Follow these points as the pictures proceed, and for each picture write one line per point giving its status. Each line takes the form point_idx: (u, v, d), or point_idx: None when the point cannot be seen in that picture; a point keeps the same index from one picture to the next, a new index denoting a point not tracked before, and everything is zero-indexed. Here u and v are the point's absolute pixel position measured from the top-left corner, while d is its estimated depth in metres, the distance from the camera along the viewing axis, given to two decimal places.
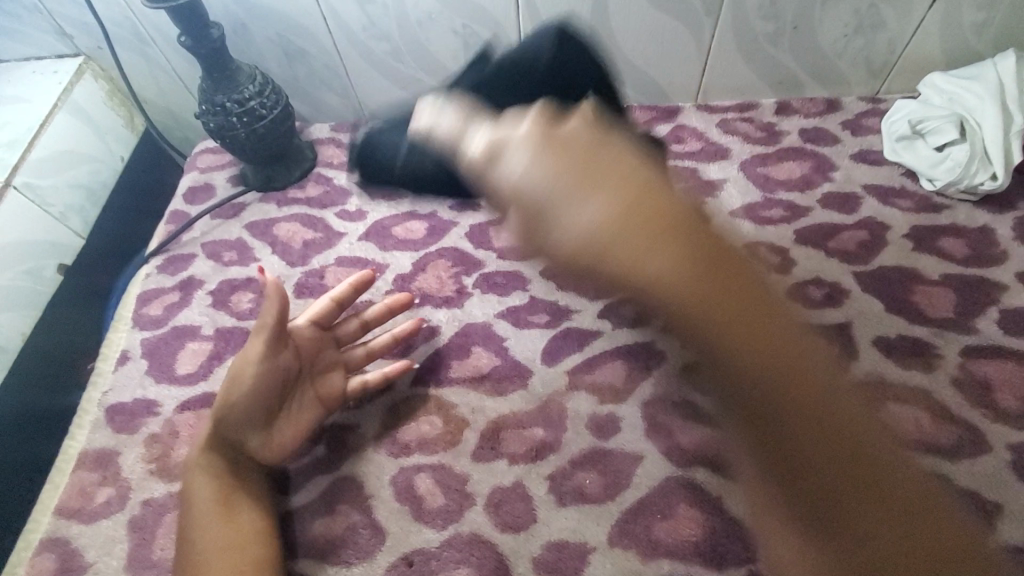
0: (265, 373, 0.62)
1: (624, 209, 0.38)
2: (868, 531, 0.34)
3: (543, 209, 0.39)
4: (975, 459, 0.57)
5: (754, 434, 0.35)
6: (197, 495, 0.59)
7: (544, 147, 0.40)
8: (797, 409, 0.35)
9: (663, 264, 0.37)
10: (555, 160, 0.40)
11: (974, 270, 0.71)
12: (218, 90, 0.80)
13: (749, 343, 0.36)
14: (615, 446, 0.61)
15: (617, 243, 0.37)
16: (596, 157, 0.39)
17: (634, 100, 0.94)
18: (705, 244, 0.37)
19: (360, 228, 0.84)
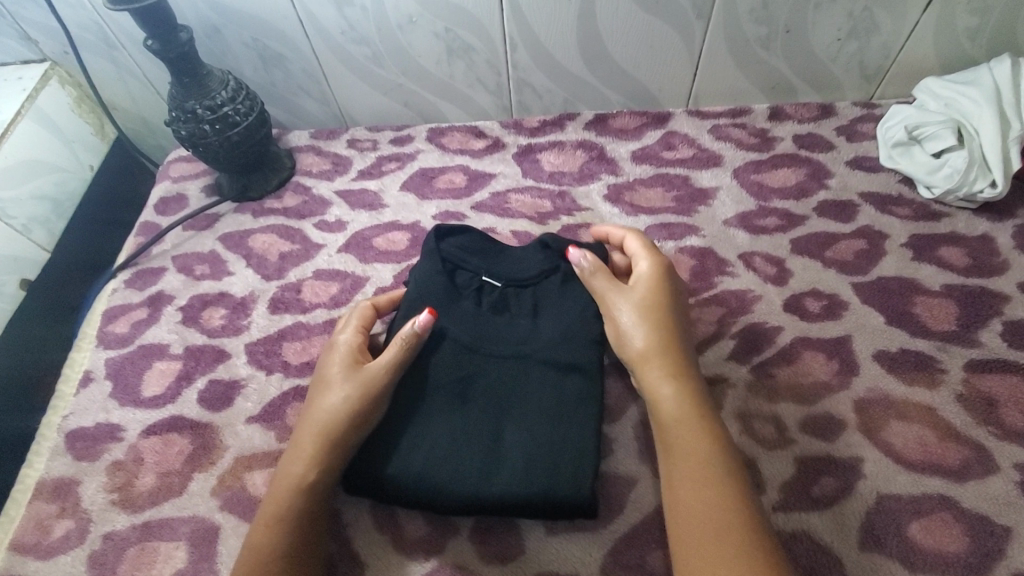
0: (373, 388, 0.57)
1: (655, 351, 0.57)
2: (719, 501, 0.48)
3: (622, 312, 0.60)
4: (984, 481, 0.55)
5: (688, 455, 0.51)
6: (286, 517, 0.52)
7: (665, 334, 0.58)
8: (712, 455, 0.51)
9: (648, 351, 0.57)
10: (664, 344, 0.58)
11: (976, 280, 0.68)
12: (188, 96, 0.76)
13: (695, 418, 0.53)
14: (607, 469, 0.58)
15: (644, 370, 0.57)
16: (682, 356, 0.57)
17: (624, 106, 0.92)
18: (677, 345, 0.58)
19: (339, 239, 0.80)
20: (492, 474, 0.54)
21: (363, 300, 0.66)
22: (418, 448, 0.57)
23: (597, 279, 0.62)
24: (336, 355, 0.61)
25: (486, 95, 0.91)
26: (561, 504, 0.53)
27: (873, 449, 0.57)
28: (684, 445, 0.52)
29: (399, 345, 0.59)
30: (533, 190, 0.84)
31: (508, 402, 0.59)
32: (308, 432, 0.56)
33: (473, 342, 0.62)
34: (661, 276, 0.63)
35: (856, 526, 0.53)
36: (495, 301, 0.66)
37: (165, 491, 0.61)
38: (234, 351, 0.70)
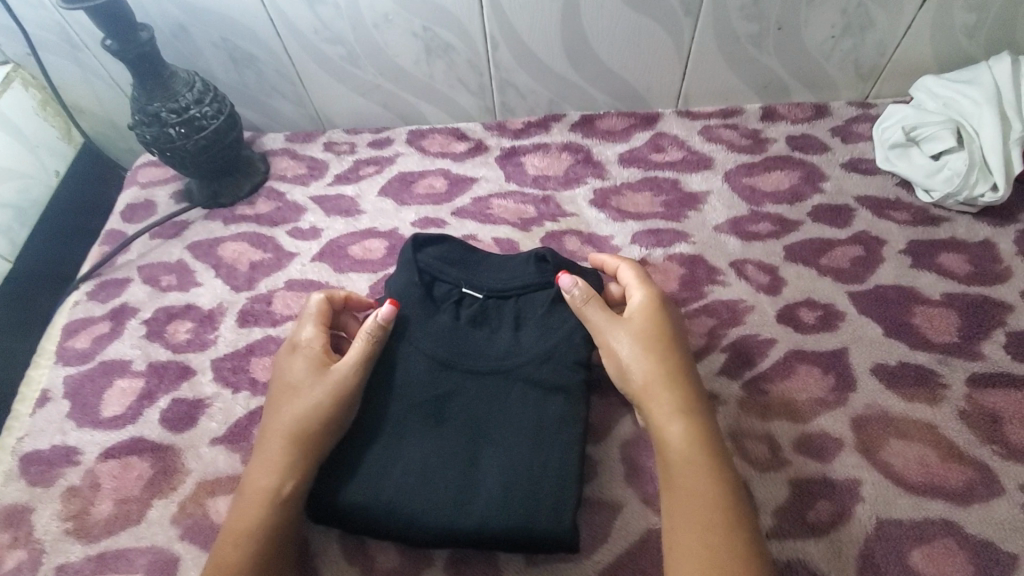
0: (344, 392, 0.55)
1: (662, 383, 0.54)
2: (725, 541, 0.46)
3: (621, 343, 0.56)
4: (989, 505, 0.52)
5: (693, 490, 0.48)
6: (256, 527, 0.49)
7: (671, 367, 0.55)
8: (719, 492, 0.48)
9: (655, 384, 0.54)
10: (670, 376, 0.54)
11: (978, 289, 0.65)
12: (151, 99, 0.73)
13: (702, 451, 0.50)
14: (591, 494, 0.55)
15: (649, 404, 0.54)
16: (690, 387, 0.54)
17: (611, 106, 0.88)
18: (686, 376, 0.55)
19: (313, 247, 0.77)
20: (468, 503, 0.51)
21: (315, 293, 0.62)
22: (389, 475, 0.53)
23: (591, 312, 0.58)
24: (297, 357, 0.58)
25: (468, 96, 0.87)
26: (539, 538, 0.49)
27: (872, 470, 0.54)
28: (691, 484, 0.49)
29: (364, 338, 0.57)
30: (516, 194, 0.80)
31: (486, 424, 0.55)
32: (275, 437, 0.53)
33: (450, 358, 0.58)
34: (658, 305, 0.59)
35: (854, 555, 0.50)
36: (474, 315, 0.62)
37: (121, 519, 0.58)
38: (199, 367, 0.67)
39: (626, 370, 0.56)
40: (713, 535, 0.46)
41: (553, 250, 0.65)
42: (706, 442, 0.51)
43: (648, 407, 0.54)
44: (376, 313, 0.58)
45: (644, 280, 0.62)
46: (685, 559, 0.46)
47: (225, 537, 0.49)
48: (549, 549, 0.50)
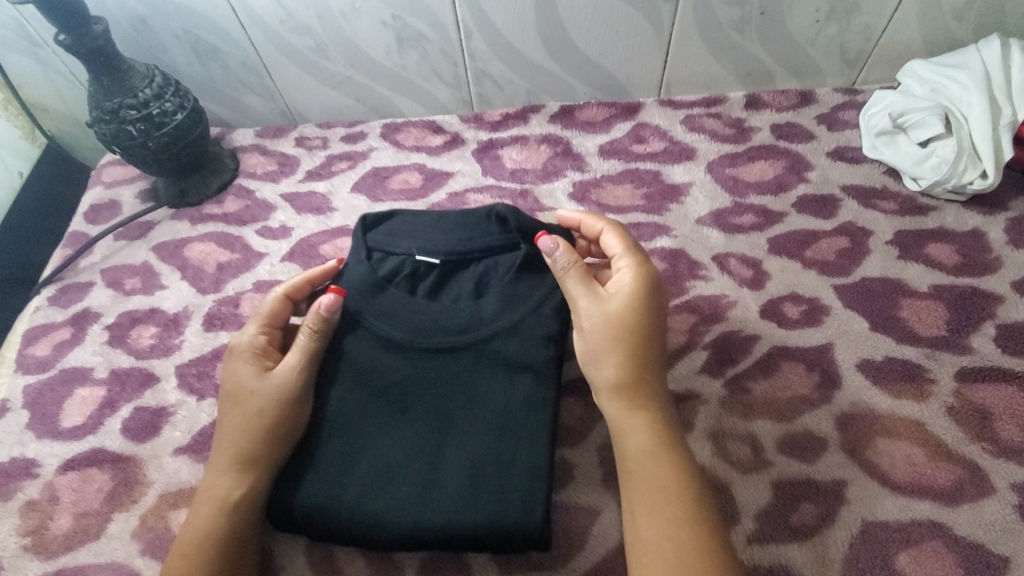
0: (285, 395, 0.53)
1: (625, 370, 0.52)
2: (686, 533, 0.45)
3: (596, 322, 0.54)
4: (978, 505, 0.50)
5: (656, 482, 0.47)
6: (209, 539, 0.48)
7: (638, 350, 0.53)
8: (682, 483, 0.47)
9: (618, 371, 0.52)
10: (633, 361, 0.53)
11: (967, 280, 0.63)
12: (108, 95, 0.70)
13: (660, 440, 0.50)
14: (568, 499, 0.53)
15: (610, 392, 0.53)
16: (651, 375, 0.53)
17: (591, 96, 0.86)
18: (649, 363, 0.53)
19: (283, 247, 0.74)
20: (433, 499, 0.48)
21: (275, 289, 0.59)
22: (352, 472, 0.51)
23: (570, 284, 0.55)
24: (239, 359, 0.56)
25: (443, 88, 0.84)
26: (510, 532, 0.47)
27: (857, 470, 0.53)
28: (650, 480, 0.47)
29: (307, 332, 0.55)
30: (493, 189, 0.78)
31: (452, 414, 0.52)
32: (226, 448, 0.52)
33: (409, 339, 0.55)
34: (645, 284, 0.55)
35: (839, 559, 0.48)
36: (433, 285, 0.60)
37: (80, 534, 0.55)
38: (163, 374, 0.64)
39: (597, 351, 0.54)
40: (676, 528, 0.45)
41: (514, 207, 0.62)
42: (666, 433, 0.50)
43: (606, 397, 0.53)
44: (318, 304, 0.55)
45: (635, 252, 0.58)
46: (647, 554, 0.44)
47: (177, 551, 0.48)
48: (522, 547, 0.48)
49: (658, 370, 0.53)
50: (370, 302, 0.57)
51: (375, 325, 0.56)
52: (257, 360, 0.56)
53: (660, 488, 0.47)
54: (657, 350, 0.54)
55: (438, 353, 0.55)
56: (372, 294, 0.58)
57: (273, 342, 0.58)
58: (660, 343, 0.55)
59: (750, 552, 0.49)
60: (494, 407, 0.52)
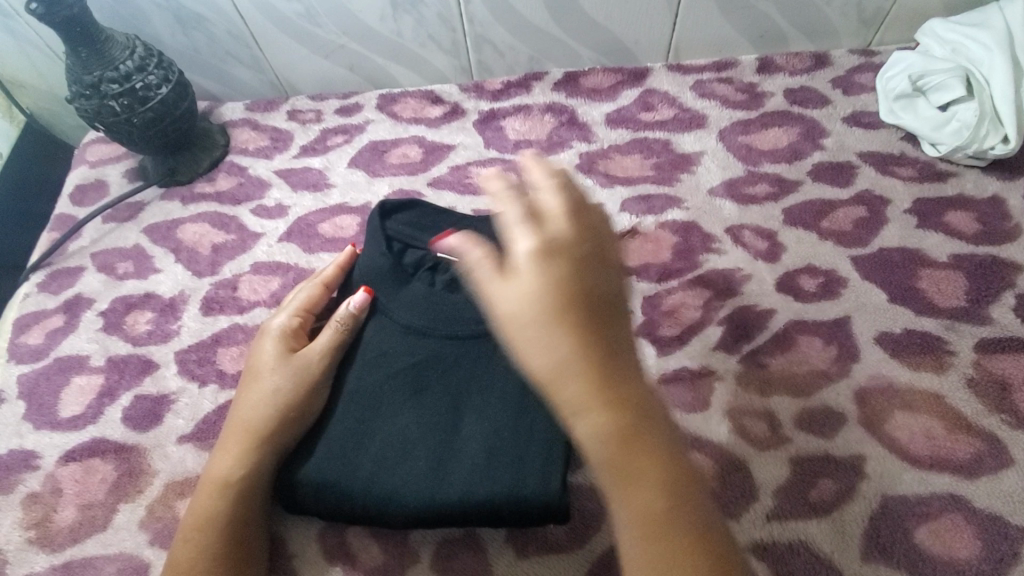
0: (306, 379, 0.52)
1: (566, 356, 0.32)
2: (669, 545, 0.31)
3: (490, 291, 0.33)
4: (997, 477, 0.49)
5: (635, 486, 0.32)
6: (212, 519, 0.47)
7: (578, 332, 0.32)
8: (660, 489, 0.32)
9: (556, 356, 0.32)
10: (578, 342, 0.32)
11: (986, 248, 0.62)
12: (87, 67, 0.66)
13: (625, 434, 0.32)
14: (583, 481, 0.52)
15: (554, 388, 0.32)
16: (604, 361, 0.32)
17: (596, 62, 0.82)
18: (611, 345, 0.33)
19: (280, 226, 0.71)
20: (447, 475, 0.47)
21: (312, 278, 0.60)
22: (365, 448, 0.49)
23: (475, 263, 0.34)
24: (268, 340, 0.56)
25: (441, 55, 0.80)
26: (527, 505, 0.46)
27: (876, 445, 0.52)
28: (622, 492, 0.32)
29: (334, 328, 0.55)
30: (496, 162, 0.75)
31: (467, 388, 0.51)
32: (235, 430, 0.51)
33: (426, 326, 0.54)
34: (571, 251, 0.33)
35: (858, 534, 0.48)
36: (453, 278, 0.57)
37: (86, 526, 0.53)
38: (162, 361, 0.62)
39: (515, 339, 0.32)
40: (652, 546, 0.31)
41: None
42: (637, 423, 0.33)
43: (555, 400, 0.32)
44: (350, 301, 0.56)
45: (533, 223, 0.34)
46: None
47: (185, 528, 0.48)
48: (539, 517, 0.46)
49: (628, 361, 0.34)
50: (381, 287, 0.57)
51: (384, 308, 0.56)
52: (283, 345, 0.55)
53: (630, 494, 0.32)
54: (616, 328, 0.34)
55: (447, 331, 0.53)
56: (382, 281, 0.57)
57: (306, 327, 0.58)
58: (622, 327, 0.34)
59: (768, 530, 0.48)
60: (511, 387, 0.50)
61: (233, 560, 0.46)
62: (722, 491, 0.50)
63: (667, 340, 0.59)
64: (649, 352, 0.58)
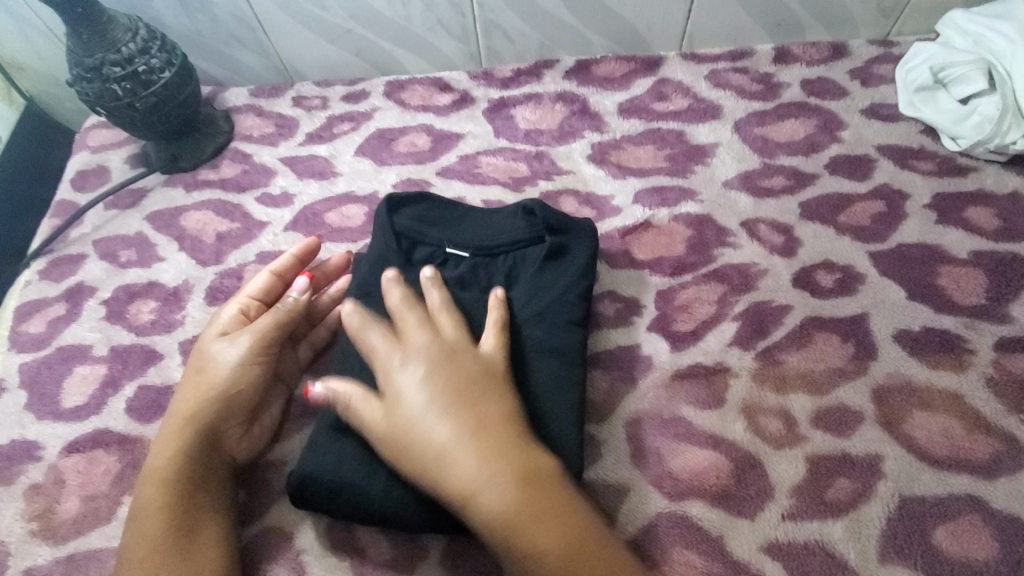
0: (248, 367, 0.51)
1: (452, 408, 0.45)
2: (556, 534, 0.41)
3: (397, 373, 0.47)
4: (1016, 478, 0.48)
5: (521, 507, 0.41)
6: (154, 509, 0.46)
7: (447, 381, 0.46)
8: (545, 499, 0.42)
9: (442, 409, 0.45)
10: (454, 388, 0.46)
11: (1007, 245, 0.60)
12: (88, 51, 0.65)
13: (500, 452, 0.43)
14: (595, 477, 0.51)
15: (445, 441, 0.43)
16: (473, 399, 0.45)
17: (608, 50, 0.80)
18: (469, 389, 0.46)
19: (285, 215, 0.70)
20: None
21: (262, 268, 0.58)
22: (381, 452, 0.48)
23: (371, 335, 0.49)
24: (211, 329, 0.55)
25: (449, 41, 0.78)
26: None
27: (894, 445, 0.51)
28: (520, 524, 0.41)
29: (276, 310, 0.53)
30: (506, 151, 0.73)
31: None
32: (177, 418, 0.51)
33: None
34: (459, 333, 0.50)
35: (875, 535, 0.47)
36: (461, 276, 0.57)
37: (89, 518, 0.53)
38: (166, 351, 0.61)
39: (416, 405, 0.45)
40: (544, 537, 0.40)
41: (541, 201, 0.59)
42: (513, 445, 0.44)
43: (447, 448, 0.43)
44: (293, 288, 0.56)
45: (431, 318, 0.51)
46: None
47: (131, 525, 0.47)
48: None
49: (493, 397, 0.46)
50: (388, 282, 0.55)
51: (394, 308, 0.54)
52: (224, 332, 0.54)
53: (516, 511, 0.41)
54: (453, 375, 0.47)
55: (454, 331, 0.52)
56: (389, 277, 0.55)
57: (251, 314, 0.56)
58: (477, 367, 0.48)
59: (785, 529, 0.47)
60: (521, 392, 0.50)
61: (180, 546, 0.45)
62: (736, 490, 0.49)
63: (680, 336, 0.58)
64: (663, 347, 0.57)
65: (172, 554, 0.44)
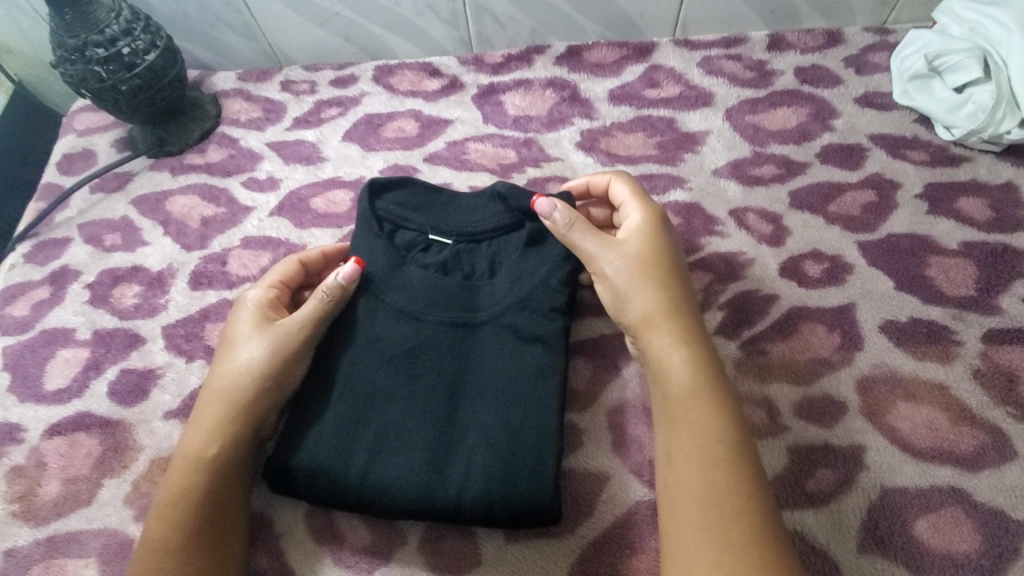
0: (288, 352, 0.51)
1: (661, 305, 0.50)
2: (696, 429, 0.44)
3: (626, 263, 0.52)
4: (999, 470, 0.48)
5: (691, 404, 0.45)
6: (188, 494, 0.46)
7: (650, 275, 0.51)
8: (692, 394, 0.45)
9: (646, 298, 0.50)
10: (656, 282, 0.51)
11: (997, 236, 0.60)
12: (71, 31, 0.64)
13: (693, 347, 0.48)
14: (575, 465, 0.51)
15: (646, 327, 0.50)
16: (677, 297, 0.50)
17: (600, 36, 0.79)
18: (675, 288, 0.51)
19: (271, 200, 0.69)
20: (446, 469, 0.46)
21: (291, 254, 0.58)
22: (360, 437, 0.48)
23: (576, 234, 0.53)
24: (244, 312, 0.54)
25: (439, 26, 0.77)
26: (518, 507, 0.44)
27: (877, 435, 0.50)
28: (690, 418, 0.44)
29: (321, 297, 0.52)
30: (495, 138, 0.73)
31: (463, 377, 0.50)
32: (213, 404, 0.50)
33: (420, 310, 0.53)
34: (654, 226, 0.54)
35: (856, 525, 0.46)
36: (444, 261, 0.56)
37: (70, 500, 0.53)
38: (149, 335, 0.61)
39: (620, 289, 0.51)
40: (691, 424, 0.44)
41: (513, 185, 0.59)
42: (689, 342, 0.48)
43: (647, 336, 0.50)
44: (340, 271, 0.53)
45: (642, 196, 0.56)
46: (689, 467, 0.42)
47: (156, 510, 0.46)
48: (531, 521, 0.45)
49: (689, 299, 0.52)
50: (375, 264, 0.55)
51: (376, 292, 0.54)
52: (252, 314, 0.53)
53: (691, 398, 0.45)
54: (677, 276, 0.52)
55: (437, 317, 0.52)
56: (372, 259, 0.55)
57: (282, 299, 0.56)
58: (682, 266, 0.53)
59: None
60: (504, 380, 0.49)
61: (211, 533, 0.45)
62: None
63: None
64: None
65: (204, 542, 0.45)
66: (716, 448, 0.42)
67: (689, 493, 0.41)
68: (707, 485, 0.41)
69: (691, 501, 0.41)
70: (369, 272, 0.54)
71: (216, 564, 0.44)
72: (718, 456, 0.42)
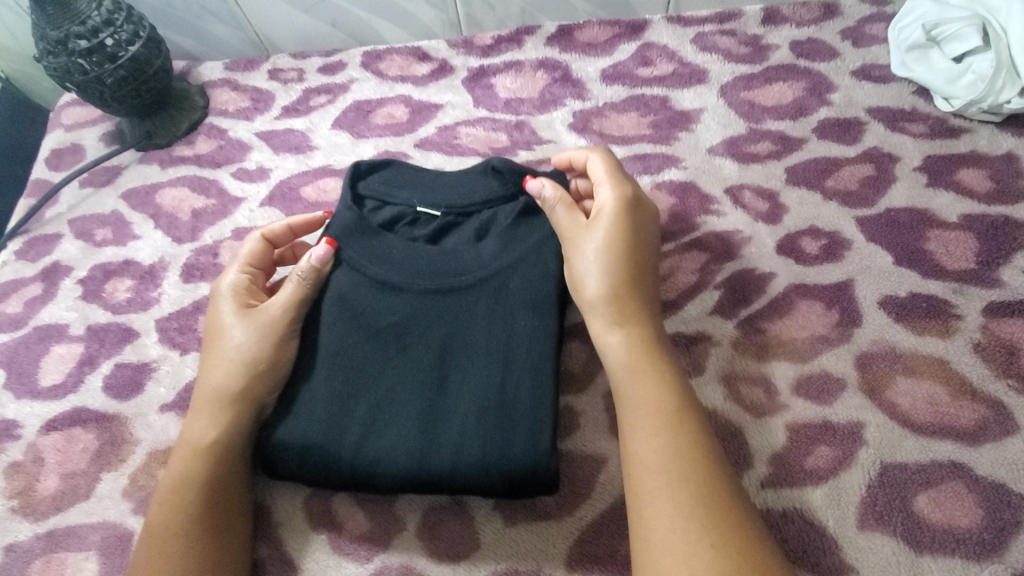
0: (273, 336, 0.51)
1: (614, 286, 0.50)
2: (645, 404, 0.45)
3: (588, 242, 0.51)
4: (1000, 444, 0.47)
5: (637, 380, 0.46)
6: (191, 478, 0.47)
7: (614, 254, 0.50)
8: (638, 372, 0.47)
9: (601, 277, 0.50)
10: (618, 261, 0.50)
11: (998, 208, 0.59)
12: (54, 24, 0.64)
13: (630, 324, 0.49)
14: (573, 449, 0.50)
15: (592, 311, 0.50)
16: (633, 276, 0.50)
17: (591, 16, 0.78)
18: (636, 264, 0.51)
19: (261, 190, 0.69)
20: (438, 436, 0.46)
21: (254, 232, 0.58)
22: (351, 411, 0.48)
23: (557, 213, 0.53)
24: (223, 299, 0.54)
25: (427, 8, 0.76)
26: (513, 471, 0.44)
27: (877, 412, 0.50)
28: (643, 394, 0.45)
29: (296, 281, 0.52)
30: (486, 121, 0.72)
31: (451, 344, 0.49)
32: (205, 392, 0.50)
33: (403, 280, 0.52)
34: (626, 207, 0.52)
35: (855, 502, 0.46)
36: (434, 234, 0.56)
37: (69, 495, 0.53)
38: (142, 329, 0.61)
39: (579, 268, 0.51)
40: (640, 398, 0.45)
41: (506, 157, 0.58)
42: (631, 318, 0.49)
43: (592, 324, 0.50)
44: (311, 254, 0.53)
45: (621, 177, 0.55)
46: (642, 440, 0.43)
47: (160, 499, 0.47)
48: (528, 485, 0.45)
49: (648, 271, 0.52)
50: (357, 240, 0.54)
51: (359, 266, 0.53)
52: (232, 302, 0.54)
53: (637, 376, 0.46)
54: (639, 251, 0.51)
55: (416, 288, 0.51)
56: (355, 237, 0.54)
57: (257, 282, 0.57)
58: (648, 245, 0.53)
59: (762, 497, 0.47)
60: (490, 346, 0.49)
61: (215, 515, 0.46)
62: None
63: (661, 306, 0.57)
64: None
65: (208, 524, 0.45)
66: (660, 419, 0.43)
67: (647, 463, 0.42)
68: (658, 456, 0.42)
69: (648, 471, 0.41)
70: (352, 250, 0.54)
71: (220, 546, 0.45)
72: (664, 429, 0.43)
